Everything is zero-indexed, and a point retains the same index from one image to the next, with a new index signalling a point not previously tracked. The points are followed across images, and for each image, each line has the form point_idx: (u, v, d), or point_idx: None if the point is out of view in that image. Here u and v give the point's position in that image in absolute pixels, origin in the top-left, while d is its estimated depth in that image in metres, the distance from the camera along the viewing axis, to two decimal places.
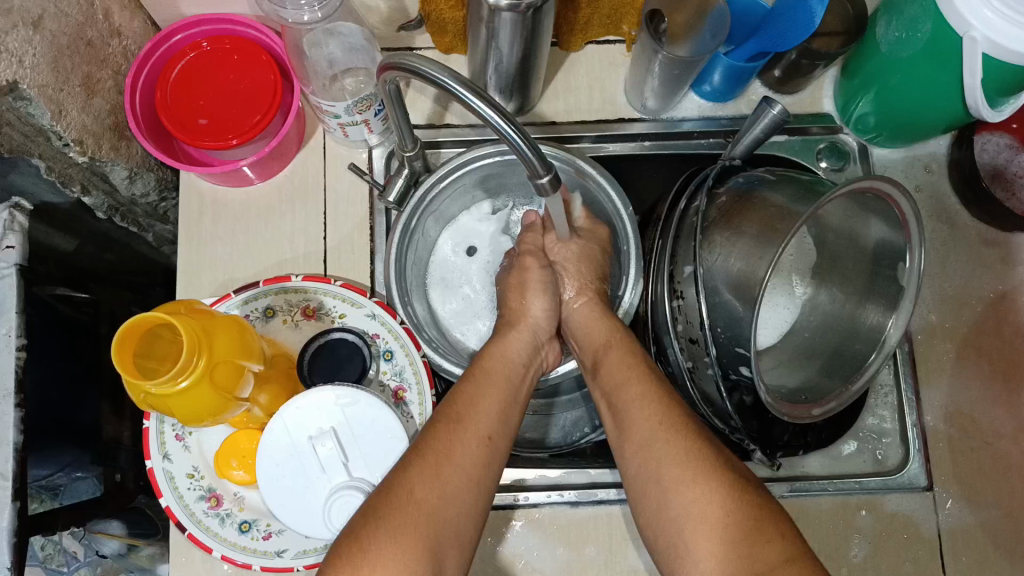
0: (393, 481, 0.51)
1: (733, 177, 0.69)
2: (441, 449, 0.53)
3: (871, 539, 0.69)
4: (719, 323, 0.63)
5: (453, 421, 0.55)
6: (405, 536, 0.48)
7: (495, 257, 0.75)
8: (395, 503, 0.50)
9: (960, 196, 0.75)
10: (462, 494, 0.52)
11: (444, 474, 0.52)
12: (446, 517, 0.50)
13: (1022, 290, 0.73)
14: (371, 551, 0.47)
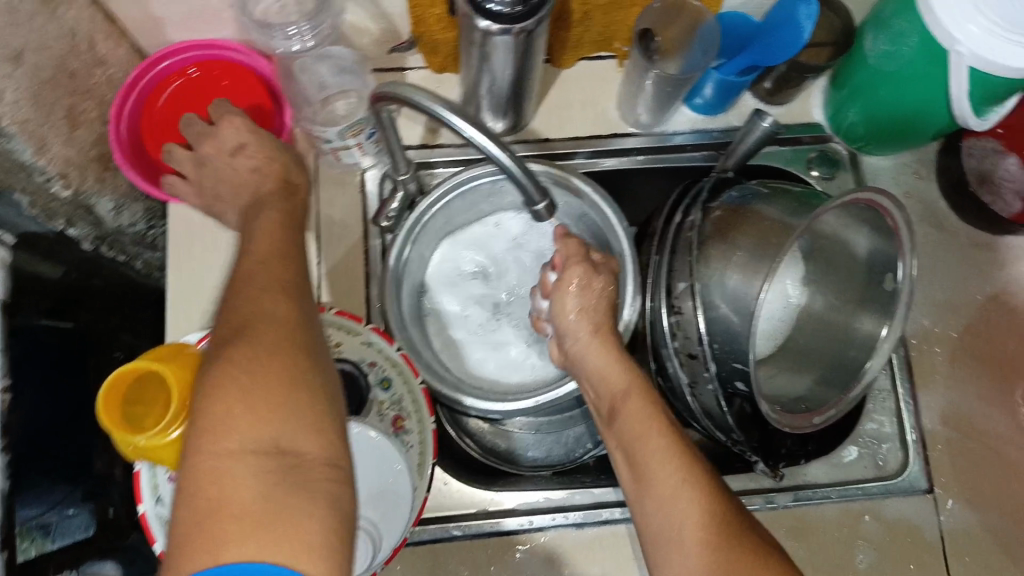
0: (219, 351, 0.44)
1: (726, 191, 0.70)
2: (249, 292, 0.46)
3: (875, 546, 0.69)
4: (717, 337, 0.63)
5: (255, 282, 0.47)
6: (255, 374, 0.42)
7: (491, 262, 0.76)
8: (234, 365, 0.42)
9: (949, 200, 0.76)
10: (293, 339, 0.45)
11: (256, 312, 0.45)
12: (290, 343, 0.44)
13: (1010, 290, 0.75)
14: (231, 400, 0.41)
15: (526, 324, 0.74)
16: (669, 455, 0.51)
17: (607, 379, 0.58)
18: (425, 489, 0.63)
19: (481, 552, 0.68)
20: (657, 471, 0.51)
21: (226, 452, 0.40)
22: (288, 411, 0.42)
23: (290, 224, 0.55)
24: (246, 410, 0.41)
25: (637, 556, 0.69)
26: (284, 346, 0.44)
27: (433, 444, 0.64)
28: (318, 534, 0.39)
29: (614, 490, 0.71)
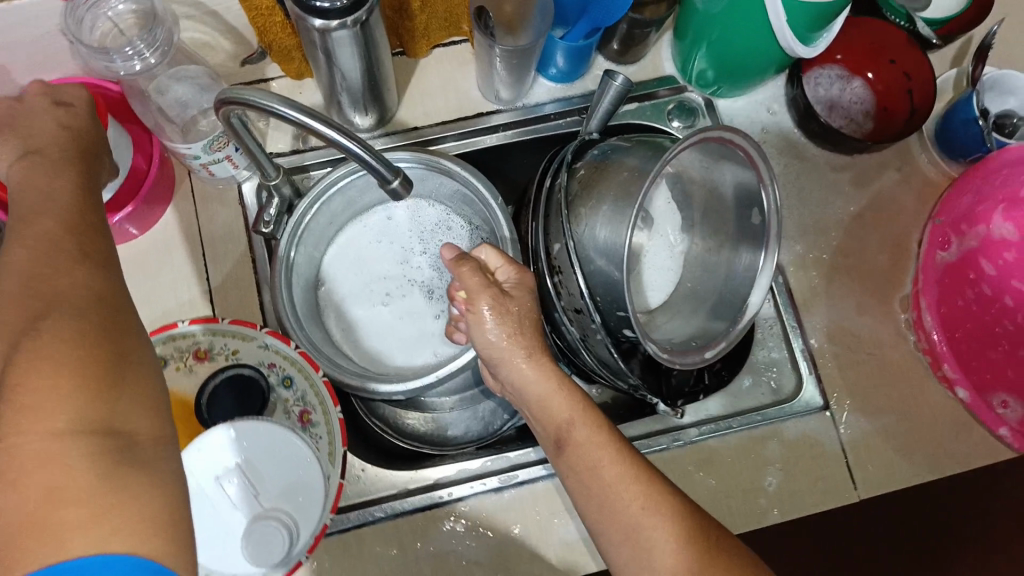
0: (11, 327, 0.39)
1: (589, 151, 0.72)
2: (29, 253, 0.42)
3: (781, 466, 0.72)
4: (598, 288, 0.66)
5: (39, 249, 0.42)
6: (52, 342, 0.38)
7: (387, 241, 0.79)
8: (37, 338, 0.38)
9: (802, 129, 0.80)
10: (104, 313, 0.42)
11: (30, 269, 0.41)
12: (82, 296, 0.41)
13: (872, 204, 0.79)
14: (24, 370, 0.37)
15: (423, 305, 0.77)
16: (639, 501, 0.52)
17: (559, 422, 0.56)
18: (338, 476, 0.63)
19: (405, 531, 0.68)
20: (618, 499, 0.53)
21: (52, 431, 0.36)
22: (117, 388, 0.39)
23: (81, 189, 0.48)
24: (63, 383, 0.37)
25: (558, 509, 0.70)
26: (77, 303, 0.41)
27: (341, 433, 0.64)
28: (171, 511, 0.39)
29: (530, 450, 0.72)
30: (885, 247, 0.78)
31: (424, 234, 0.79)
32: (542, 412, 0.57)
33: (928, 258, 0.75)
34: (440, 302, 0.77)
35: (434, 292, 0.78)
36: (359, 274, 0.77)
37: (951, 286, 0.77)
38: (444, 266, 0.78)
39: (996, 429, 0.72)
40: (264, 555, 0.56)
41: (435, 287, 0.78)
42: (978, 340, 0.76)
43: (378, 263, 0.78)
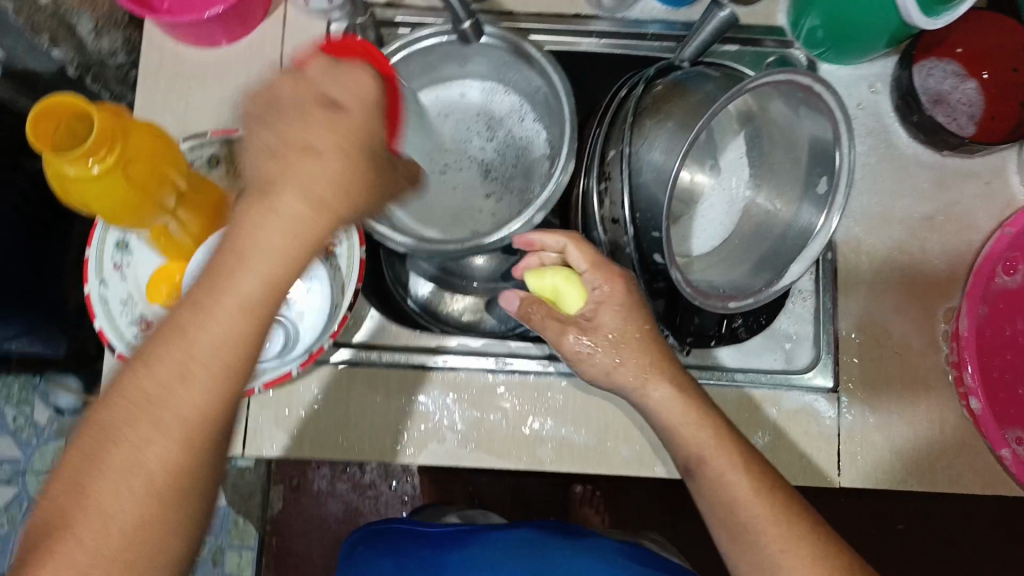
0: (157, 376, 0.38)
1: (673, 72, 0.70)
2: (246, 235, 0.39)
3: (772, 432, 0.71)
4: (640, 204, 0.65)
5: (269, 240, 0.39)
6: (173, 396, 0.38)
7: (458, 114, 0.80)
8: (129, 451, 0.37)
9: (899, 113, 0.76)
10: (200, 431, 0.39)
11: (272, 257, 0.39)
12: (209, 349, 0.38)
13: (949, 209, 0.76)
14: (119, 436, 0.37)
15: (477, 182, 0.79)
16: (772, 521, 0.56)
17: (692, 441, 0.60)
18: (344, 307, 0.65)
19: (394, 382, 0.71)
20: (754, 528, 0.56)
21: (88, 549, 0.37)
22: (165, 509, 0.38)
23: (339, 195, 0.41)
24: (156, 445, 0.38)
25: (542, 406, 0.71)
26: (223, 349, 0.38)
27: (358, 270, 0.65)
28: None
29: (531, 344, 0.73)
30: (946, 255, 0.75)
31: (496, 118, 0.80)
32: (678, 433, 0.61)
33: (985, 263, 0.72)
34: (493, 184, 0.79)
35: (490, 173, 0.79)
36: (425, 136, 0.79)
37: (1002, 313, 0.74)
38: (506, 152, 0.80)
39: (997, 449, 0.69)
40: (257, 346, 0.60)
41: (494, 167, 0.80)
42: (1003, 371, 0.73)
43: (445, 132, 0.80)
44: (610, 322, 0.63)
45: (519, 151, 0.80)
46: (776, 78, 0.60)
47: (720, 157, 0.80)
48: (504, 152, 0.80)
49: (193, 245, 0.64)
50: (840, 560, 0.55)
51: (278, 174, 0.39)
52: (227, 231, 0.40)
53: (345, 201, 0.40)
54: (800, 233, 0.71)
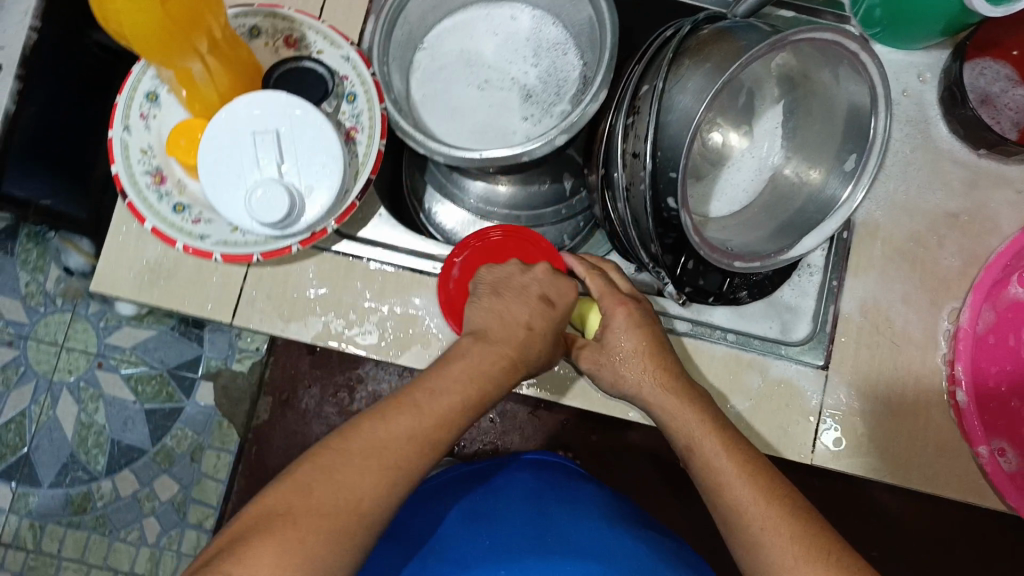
0: (433, 411, 0.55)
1: (724, 21, 0.68)
2: (460, 352, 0.59)
3: (752, 398, 0.70)
4: (662, 145, 0.64)
5: (460, 373, 0.57)
6: (387, 430, 0.53)
7: (507, 38, 0.79)
8: (350, 456, 0.51)
9: (943, 106, 0.75)
10: (392, 474, 0.51)
11: (472, 381, 0.57)
12: (426, 427, 0.54)
13: (977, 211, 0.74)
14: (371, 428, 0.53)
15: (515, 105, 0.77)
16: (757, 502, 0.55)
17: (684, 424, 0.61)
18: (354, 195, 0.66)
19: (390, 284, 0.71)
20: (725, 482, 0.57)
21: (300, 530, 0.47)
22: (343, 538, 0.49)
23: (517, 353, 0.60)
24: (353, 478, 0.50)
25: None
26: (426, 427, 0.54)
27: (372, 161, 0.67)
28: None
29: None
30: (963, 255, 0.73)
31: (541, 46, 0.79)
32: (670, 418, 0.62)
33: (997, 260, 0.70)
34: (532, 108, 0.77)
35: (531, 97, 0.77)
36: (473, 54, 0.78)
37: (1009, 321, 0.73)
38: (549, 80, 0.78)
39: (975, 445, 0.68)
40: (263, 211, 0.60)
41: (535, 93, 0.78)
42: (992, 374, 0.72)
43: (491, 51, 0.78)
44: (633, 373, 0.63)
45: (562, 81, 0.77)
46: (823, 36, 0.60)
47: (756, 121, 0.80)
48: (546, 80, 0.78)
49: (220, 102, 0.66)
50: (809, 519, 0.54)
51: (492, 335, 0.60)
52: (446, 357, 0.60)
53: (518, 364, 0.60)
54: (821, 205, 0.71)
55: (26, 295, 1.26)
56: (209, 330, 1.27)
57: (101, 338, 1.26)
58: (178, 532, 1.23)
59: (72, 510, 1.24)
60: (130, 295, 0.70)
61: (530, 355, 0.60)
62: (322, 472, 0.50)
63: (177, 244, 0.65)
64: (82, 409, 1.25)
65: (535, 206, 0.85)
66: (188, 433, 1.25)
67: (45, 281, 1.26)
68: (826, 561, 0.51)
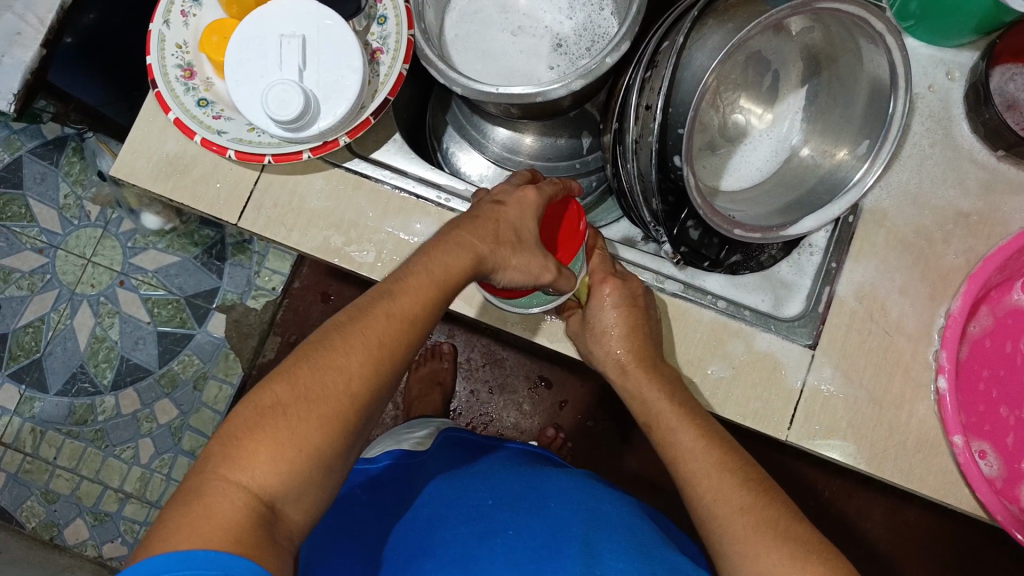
0: (416, 295, 0.49)
1: None
2: (443, 240, 0.53)
3: (734, 365, 0.71)
4: (676, 101, 0.63)
5: (432, 262, 0.51)
6: (366, 316, 0.48)
7: None
8: (326, 345, 0.46)
9: (967, 106, 0.74)
10: (377, 356, 0.47)
11: (456, 265, 0.51)
12: (410, 308, 0.49)
13: (987, 214, 0.73)
14: (349, 317, 0.48)
15: (544, 52, 0.78)
16: (709, 471, 0.57)
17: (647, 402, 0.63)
18: (369, 112, 0.68)
19: (393, 208, 0.73)
20: (682, 459, 0.59)
21: (285, 425, 0.44)
22: (331, 425, 0.45)
23: (499, 234, 0.54)
24: (336, 363, 0.46)
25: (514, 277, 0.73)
26: (408, 307, 0.49)
27: (392, 82, 0.69)
28: (304, 501, 0.44)
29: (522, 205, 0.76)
30: (969, 254, 0.73)
31: None
32: (638, 400, 0.65)
33: (999, 254, 0.70)
34: (560, 58, 0.78)
35: (561, 47, 0.78)
36: None
37: (1007, 328, 0.75)
38: (584, 33, 0.78)
39: (951, 435, 0.68)
40: (277, 108, 0.63)
41: (565, 43, 0.78)
42: (983, 377, 0.74)
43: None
44: (604, 350, 0.67)
45: (597, 36, 0.78)
46: (847, 12, 0.61)
47: (776, 102, 0.77)
48: (581, 34, 0.78)
49: (255, 4, 0.70)
50: (763, 487, 0.55)
51: (452, 229, 0.54)
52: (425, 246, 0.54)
53: (502, 246, 0.54)
54: (831, 186, 0.72)
55: (62, 206, 1.28)
56: (231, 262, 1.29)
57: (126, 257, 1.28)
58: (171, 456, 1.25)
59: (73, 421, 1.26)
60: (145, 186, 0.72)
61: (495, 240, 0.53)
62: (304, 368, 0.46)
63: (196, 135, 0.67)
64: (97, 323, 1.28)
65: (550, 158, 0.85)
66: (196, 360, 1.28)
67: (82, 193, 1.29)
68: (773, 533, 0.52)
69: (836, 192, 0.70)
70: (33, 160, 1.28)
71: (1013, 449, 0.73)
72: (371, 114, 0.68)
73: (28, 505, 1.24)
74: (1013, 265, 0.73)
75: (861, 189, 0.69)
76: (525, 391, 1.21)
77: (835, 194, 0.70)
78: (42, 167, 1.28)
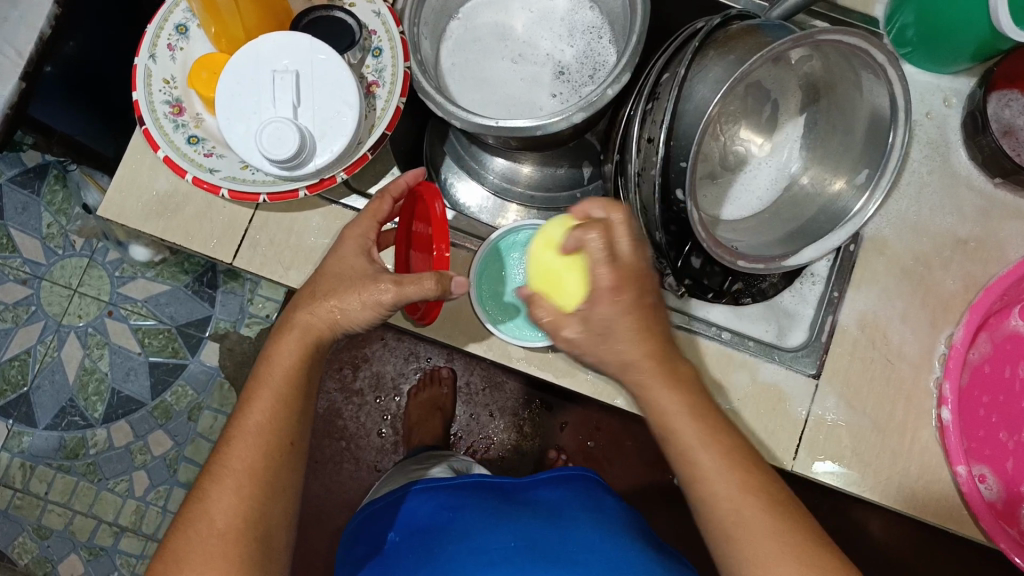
0: (263, 417, 0.54)
1: (755, 18, 0.67)
2: (266, 356, 0.57)
3: (740, 398, 0.70)
4: (677, 134, 0.62)
5: (266, 380, 0.55)
6: (230, 449, 0.53)
7: (544, 13, 0.79)
8: (207, 491, 0.52)
9: (963, 133, 0.75)
10: (249, 482, 0.52)
11: (271, 373, 0.55)
12: (256, 427, 0.54)
13: (986, 240, 0.73)
14: (224, 454, 0.54)
15: (546, 80, 0.78)
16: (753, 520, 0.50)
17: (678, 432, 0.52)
18: (368, 147, 0.67)
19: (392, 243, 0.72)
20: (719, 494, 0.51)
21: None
22: (234, 554, 0.50)
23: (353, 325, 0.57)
24: (214, 510, 0.51)
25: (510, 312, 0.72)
26: (266, 430, 0.54)
27: (389, 117, 0.68)
28: None
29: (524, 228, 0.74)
30: (967, 280, 0.73)
31: (578, 26, 0.79)
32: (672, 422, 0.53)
33: (999, 282, 0.70)
34: (562, 85, 0.78)
35: (564, 74, 0.78)
36: (508, 26, 0.79)
37: (1006, 353, 0.75)
38: (585, 62, 0.78)
39: (953, 464, 0.68)
40: (273, 146, 0.61)
41: (569, 70, 0.78)
42: (983, 403, 0.73)
43: (525, 24, 0.78)
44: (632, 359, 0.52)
45: (597, 64, 0.78)
46: (848, 43, 0.60)
47: (776, 131, 0.77)
48: (582, 61, 0.78)
49: (246, 39, 0.68)
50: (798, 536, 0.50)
51: (274, 342, 0.57)
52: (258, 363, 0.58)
53: (319, 335, 0.57)
54: (831, 216, 0.71)
55: (46, 236, 1.26)
56: (222, 290, 1.27)
57: (114, 287, 1.26)
58: (167, 488, 1.23)
59: (64, 455, 1.24)
60: (136, 225, 0.71)
61: (320, 330, 0.56)
62: (196, 519, 0.51)
63: (187, 174, 0.66)
64: (86, 354, 1.25)
65: (551, 188, 0.86)
66: (189, 391, 1.25)
67: (67, 223, 1.26)
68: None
69: (837, 222, 0.70)
70: (15, 189, 1.26)
71: (1012, 473, 0.73)
72: (371, 150, 0.67)
73: (19, 542, 1.22)
74: (1012, 292, 0.73)
75: (863, 218, 0.69)
76: (524, 414, 1.20)
77: (836, 223, 0.70)
78: (24, 197, 1.26)
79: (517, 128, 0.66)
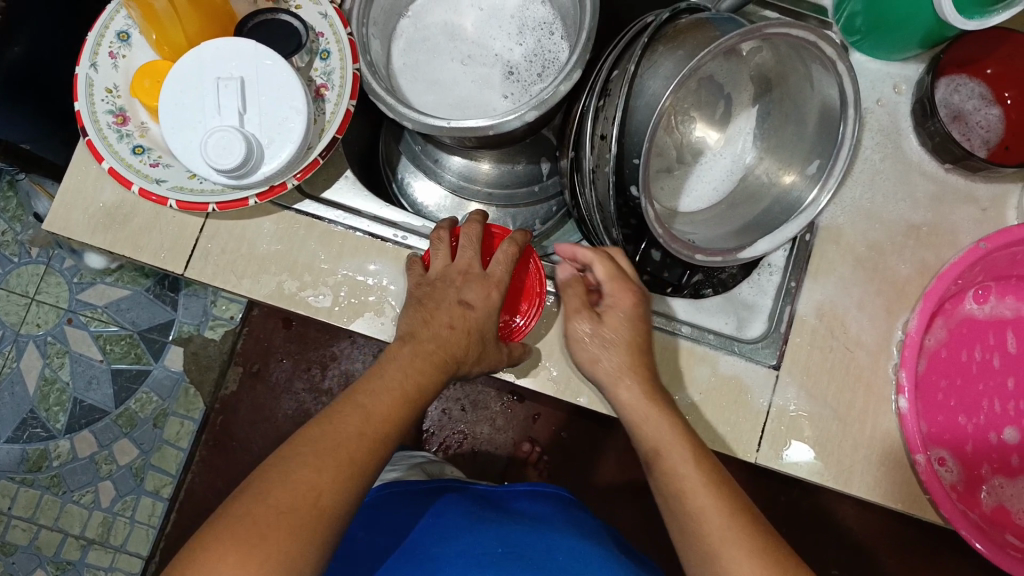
0: (376, 411, 0.52)
1: (703, 12, 0.67)
2: (390, 360, 0.56)
3: (702, 392, 0.70)
4: (630, 130, 0.62)
5: (392, 380, 0.55)
6: (339, 428, 0.50)
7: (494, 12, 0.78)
8: (306, 456, 0.49)
9: (914, 119, 0.76)
10: (354, 469, 0.49)
11: (397, 379, 0.54)
12: (373, 421, 0.52)
13: (938, 225, 0.75)
14: (332, 430, 0.50)
15: (496, 80, 0.77)
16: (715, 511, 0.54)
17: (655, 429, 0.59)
18: (318, 154, 0.66)
19: (348, 248, 0.71)
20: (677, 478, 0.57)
21: (262, 530, 0.45)
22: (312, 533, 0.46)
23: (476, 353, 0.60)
24: (309, 477, 0.47)
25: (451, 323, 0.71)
26: (379, 430, 0.52)
27: (339, 121, 0.67)
28: None
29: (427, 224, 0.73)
30: (920, 265, 0.74)
31: (528, 24, 0.78)
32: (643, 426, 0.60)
33: (953, 268, 0.71)
34: (512, 86, 0.77)
35: (513, 74, 0.77)
36: (458, 24, 0.78)
37: (964, 337, 0.77)
38: (535, 60, 0.77)
39: (913, 452, 0.69)
40: (218, 156, 0.60)
41: (518, 70, 0.77)
42: (941, 388, 0.75)
43: (475, 23, 0.77)
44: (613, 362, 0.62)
45: (547, 62, 0.77)
46: (795, 36, 0.60)
47: (729, 124, 0.77)
48: (532, 60, 0.77)
49: (189, 46, 0.66)
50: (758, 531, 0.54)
51: (411, 338, 0.58)
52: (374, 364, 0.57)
53: (447, 362, 0.58)
54: (786, 207, 0.72)
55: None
56: (185, 293, 1.25)
57: (72, 294, 1.23)
58: (134, 498, 1.21)
59: (26, 467, 1.21)
60: (83, 238, 0.69)
61: (458, 352, 0.58)
62: (284, 476, 0.47)
63: (133, 185, 0.64)
64: (46, 364, 1.23)
65: (508, 185, 0.87)
66: (153, 398, 1.23)
67: (20, 231, 1.23)
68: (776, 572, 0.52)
69: (792, 214, 0.71)
70: None
71: (971, 456, 0.75)
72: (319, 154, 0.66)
73: None
74: (967, 277, 0.74)
75: (816, 209, 0.70)
76: (497, 407, 1.20)
77: (791, 215, 0.71)
78: None
79: (468, 128, 0.66)
